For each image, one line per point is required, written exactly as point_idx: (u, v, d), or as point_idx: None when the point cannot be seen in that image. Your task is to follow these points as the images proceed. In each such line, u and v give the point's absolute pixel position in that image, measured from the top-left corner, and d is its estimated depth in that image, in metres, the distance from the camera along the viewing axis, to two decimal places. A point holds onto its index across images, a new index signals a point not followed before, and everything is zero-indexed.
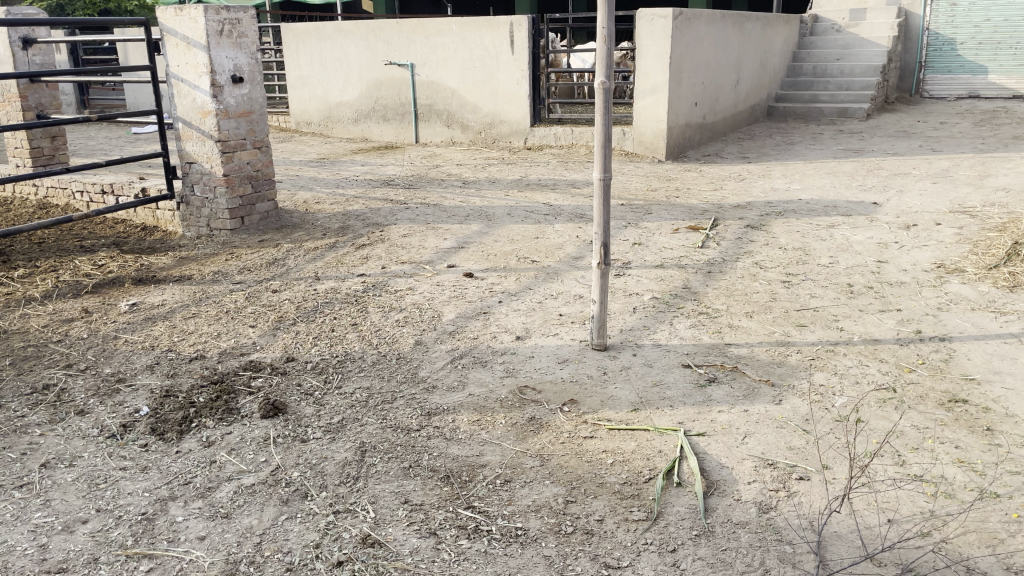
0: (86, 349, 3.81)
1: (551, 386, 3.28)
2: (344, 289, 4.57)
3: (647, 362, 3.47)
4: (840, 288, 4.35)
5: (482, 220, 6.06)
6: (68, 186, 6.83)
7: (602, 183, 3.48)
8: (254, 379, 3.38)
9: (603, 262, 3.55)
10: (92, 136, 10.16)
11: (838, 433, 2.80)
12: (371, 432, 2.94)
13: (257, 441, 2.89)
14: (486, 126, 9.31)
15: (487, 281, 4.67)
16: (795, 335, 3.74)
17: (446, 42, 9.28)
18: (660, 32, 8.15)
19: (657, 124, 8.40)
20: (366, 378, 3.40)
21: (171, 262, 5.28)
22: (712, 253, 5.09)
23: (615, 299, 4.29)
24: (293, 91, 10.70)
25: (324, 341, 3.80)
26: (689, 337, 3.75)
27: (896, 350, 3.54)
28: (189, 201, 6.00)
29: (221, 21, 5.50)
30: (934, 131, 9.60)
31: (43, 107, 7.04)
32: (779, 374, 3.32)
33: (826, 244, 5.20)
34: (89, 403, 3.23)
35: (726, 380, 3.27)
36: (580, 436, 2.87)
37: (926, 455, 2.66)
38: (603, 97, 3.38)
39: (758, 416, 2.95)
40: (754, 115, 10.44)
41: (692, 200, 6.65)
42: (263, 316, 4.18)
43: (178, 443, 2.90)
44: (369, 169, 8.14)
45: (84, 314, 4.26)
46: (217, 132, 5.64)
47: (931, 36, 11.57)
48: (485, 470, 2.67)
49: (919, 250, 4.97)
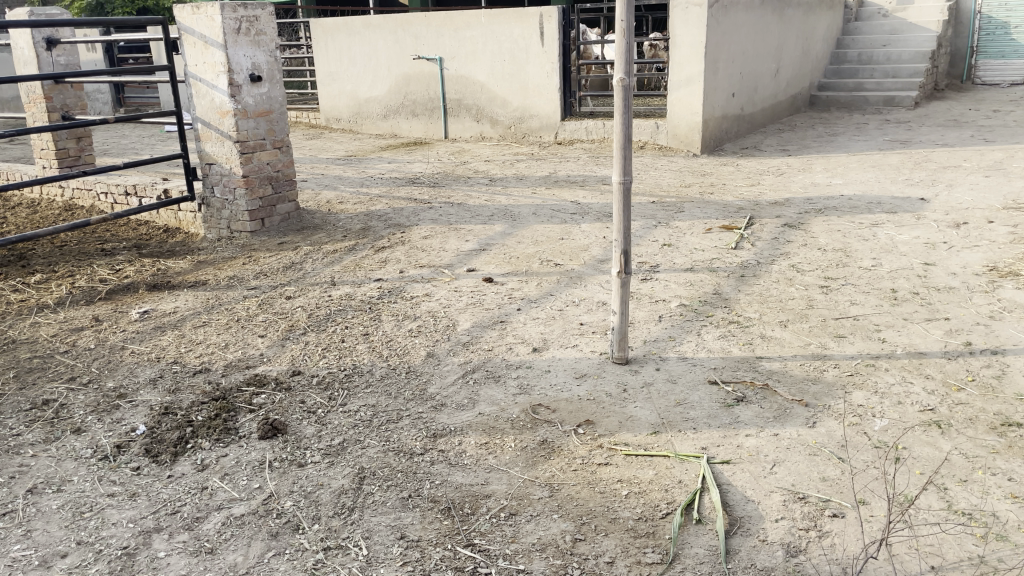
0: (91, 360, 3.70)
1: (566, 405, 3.08)
2: (359, 295, 4.41)
3: (671, 379, 3.24)
4: (883, 294, 4.07)
5: (506, 220, 5.86)
6: (92, 187, 6.79)
7: (622, 187, 3.25)
8: (256, 396, 3.23)
9: (623, 271, 3.33)
10: (125, 135, 10.19)
11: (877, 463, 2.55)
12: (372, 455, 2.77)
13: (252, 465, 2.74)
14: (516, 120, 9.11)
15: (507, 286, 4.49)
16: (833, 347, 3.48)
17: (474, 36, 9.08)
18: (695, 20, 7.83)
19: (692, 116, 8.10)
20: (374, 395, 3.23)
21: (188, 267, 5.18)
22: (746, 255, 4.82)
23: (641, 306, 4.07)
24: (323, 87, 10.59)
25: (333, 353, 3.65)
26: (718, 349, 3.51)
27: (943, 365, 3.26)
28: (210, 203, 5.90)
29: (238, 18, 5.37)
30: (986, 120, 9.13)
31: (68, 108, 7.01)
32: (814, 393, 3.07)
33: (868, 244, 4.90)
34: (87, 420, 3.12)
35: (755, 399, 3.03)
36: (593, 463, 2.67)
37: (973, 489, 2.41)
38: (622, 94, 3.15)
39: (790, 441, 2.72)
40: (795, 105, 10.05)
41: (728, 197, 6.37)
42: (273, 324, 4.04)
43: (171, 467, 2.77)
44: (396, 166, 7.99)
45: (95, 322, 4.17)
46: (235, 133, 5.52)
47: (983, 20, 11.07)
48: (489, 502, 2.49)
49: (970, 252, 4.64)
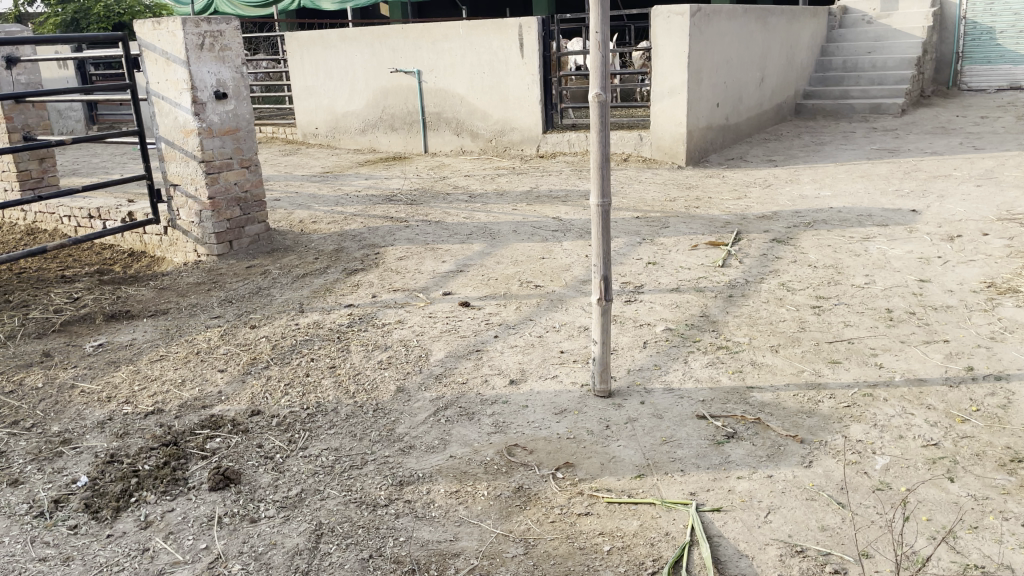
0: (37, 402, 3.44)
1: (544, 445, 2.86)
2: (328, 323, 4.18)
3: (656, 413, 3.02)
4: (878, 315, 3.87)
5: (486, 239, 5.66)
6: (55, 210, 6.51)
7: (600, 210, 3.05)
8: (211, 440, 2.99)
9: (603, 299, 3.11)
10: (96, 154, 9.93)
11: (880, 509, 2.36)
12: (332, 508, 2.54)
13: (199, 522, 2.51)
14: (496, 133, 8.91)
15: (484, 311, 4.28)
16: (827, 375, 3.27)
17: (453, 48, 8.89)
18: (677, 30, 7.67)
19: (676, 127, 7.93)
20: (337, 437, 3.00)
21: (151, 294, 4.94)
22: (733, 273, 4.62)
23: (624, 331, 3.86)
24: (299, 101, 10.36)
25: (296, 390, 3.41)
26: (706, 379, 3.29)
27: (945, 394, 3.06)
28: (176, 225, 5.66)
29: (201, 34, 5.15)
30: (974, 127, 9.00)
31: (30, 128, 6.77)
32: (810, 427, 2.86)
33: (860, 260, 4.71)
34: (25, 470, 2.87)
35: (747, 436, 2.81)
36: (573, 513, 2.45)
37: (985, 537, 2.22)
38: (599, 110, 2.95)
39: (784, 484, 2.51)
40: (780, 113, 9.90)
41: (714, 211, 6.18)
42: (235, 358, 3.80)
43: (112, 524, 2.54)
44: (373, 183, 7.77)
45: (45, 357, 3.92)
46: (200, 152, 5.29)
47: (968, 25, 11.00)
48: (457, 562, 2.27)
49: (966, 267, 4.47)
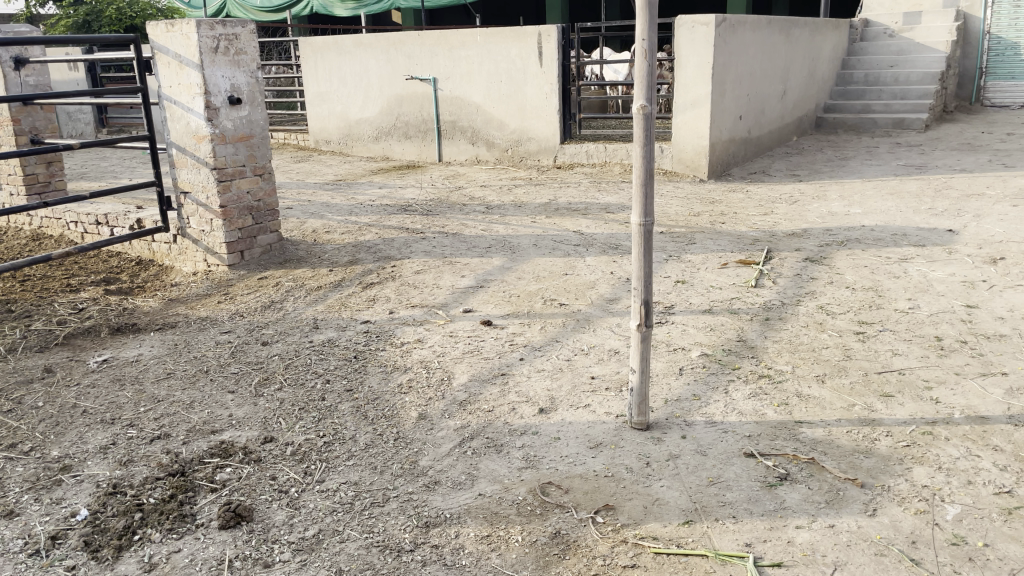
0: (37, 422, 3.24)
1: (580, 484, 2.64)
2: (343, 342, 3.97)
3: (700, 450, 2.80)
4: (927, 344, 3.65)
5: (505, 253, 5.45)
6: (61, 216, 6.33)
7: (642, 230, 2.85)
8: (220, 471, 2.78)
9: (643, 325, 2.90)
10: (105, 159, 9.76)
11: (957, 568, 2.15)
12: (352, 553, 2.34)
13: (208, 566, 2.30)
14: (512, 143, 8.72)
15: (507, 330, 4.07)
16: (881, 410, 3.05)
17: (470, 55, 8.70)
18: (702, 40, 7.47)
19: (699, 140, 7.73)
20: (357, 469, 2.79)
21: (159, 306, 4.75)
22: (768, 295, 4.41)
23: (657, 356, 3.64)
24: (312, 107, 10.19)
25: (311, 415, 3.19)
26: (750, 412, 3.07)
27: (1011, 434, 2.84)
28: (186, 234, 5.47)
29: (216, 36, 4.96)
30: (1002, 144, 8.79)
31: (37, 131, 6.60)
32: (869, 469, 2.64)
33: (900, 282, 4.50)
34: (21, 501, 2.66)
35: (801, 478, 2.59)
36: (617, 566, 2.25)
37: None
38: (643, 123, 2.74)
39: (850, 536, 2.30)
40: (801, 126, 9.69)
41: (740, 227, 5.97)
42: (247, 378, 3.60)
43: (113, 566, 2.33)
44: (387, 192, 7.58)
45: (47, 373, 3.72)
46: (212, 159, 5.10)
47: (992, 40, 10.74)
48: None
49: (1014, 292, 4.25)
